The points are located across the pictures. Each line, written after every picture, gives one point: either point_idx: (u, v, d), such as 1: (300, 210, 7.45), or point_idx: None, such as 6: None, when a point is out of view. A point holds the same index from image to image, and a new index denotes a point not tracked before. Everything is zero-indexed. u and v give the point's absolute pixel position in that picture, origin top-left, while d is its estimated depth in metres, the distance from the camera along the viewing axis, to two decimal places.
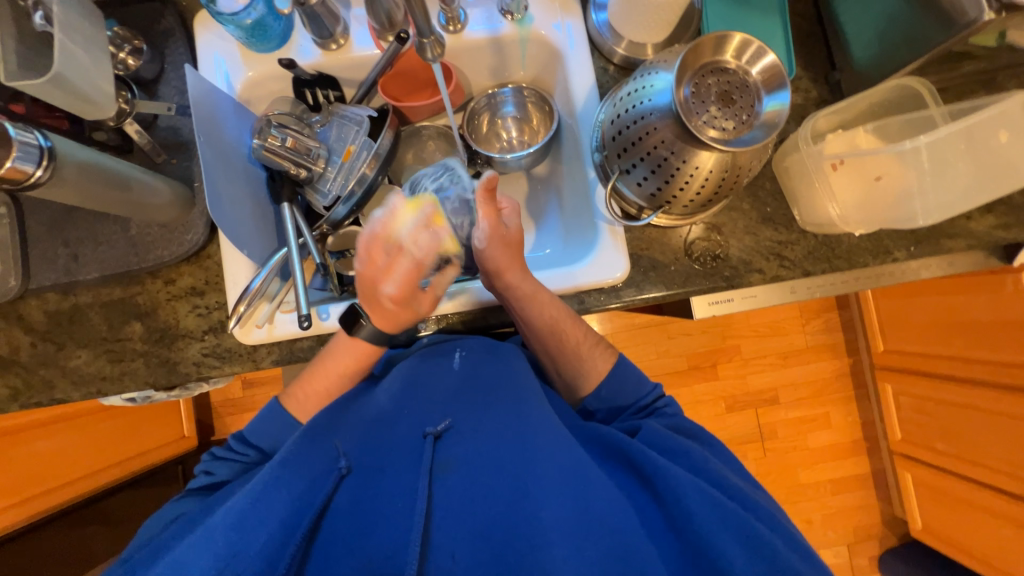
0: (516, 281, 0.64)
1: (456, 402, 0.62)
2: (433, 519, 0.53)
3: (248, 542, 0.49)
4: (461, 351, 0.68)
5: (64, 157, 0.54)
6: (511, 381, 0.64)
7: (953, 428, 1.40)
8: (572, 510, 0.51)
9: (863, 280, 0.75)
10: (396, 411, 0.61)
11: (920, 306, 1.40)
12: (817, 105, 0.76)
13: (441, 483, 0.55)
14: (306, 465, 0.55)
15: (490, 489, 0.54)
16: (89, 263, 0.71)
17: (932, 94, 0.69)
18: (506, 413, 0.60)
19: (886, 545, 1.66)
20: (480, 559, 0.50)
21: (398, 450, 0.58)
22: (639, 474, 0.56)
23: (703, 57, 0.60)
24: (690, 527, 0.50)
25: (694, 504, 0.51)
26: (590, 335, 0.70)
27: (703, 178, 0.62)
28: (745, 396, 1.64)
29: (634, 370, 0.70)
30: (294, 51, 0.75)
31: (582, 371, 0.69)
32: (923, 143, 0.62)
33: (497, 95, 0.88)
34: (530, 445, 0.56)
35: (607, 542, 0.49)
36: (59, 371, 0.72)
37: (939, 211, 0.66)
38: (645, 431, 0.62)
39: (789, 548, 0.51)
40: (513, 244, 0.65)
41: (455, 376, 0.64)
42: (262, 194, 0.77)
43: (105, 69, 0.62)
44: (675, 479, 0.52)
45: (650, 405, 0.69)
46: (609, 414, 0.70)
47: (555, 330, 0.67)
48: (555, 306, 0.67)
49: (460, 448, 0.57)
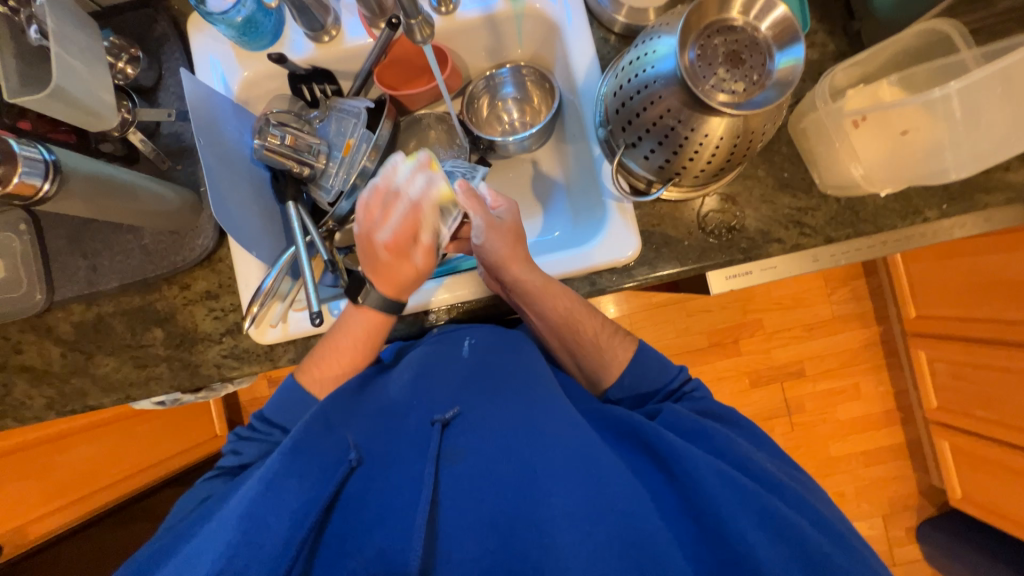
0: (520, 272, 0.64)
1: (466, 391, 0.62)
2: (441, 508, 0.52)
3: (261, 532, 0.48)
4: (471, 338, 0.69)
5: (70, 169, 0.54)
6: (520, 369, 0.65)
7: (992, 393, 1.34)
8: (584, 496, 0.50)
9: (891, 245, 0.71)
10: (408, 401, 0.62)
11: (954, 267, 1.33)
12: (835, 59, 0.71)
13: (450, 472, 0.55)
14: (317, 453, 0.55)
15: (500, 477, 0.53)
16: (108, 273, 0.72)
17: (962, 35, 0.62)
18: (515, 400, 0.60)
19: (924, 516, 1.61)
20: (493, 548, 0.49)
21: (409, 440, 0.58)
22: (656, 457, 0.55)
23: (708, 16, 0.56)
24: (710, 512, 0.49)
25: (712, 488, 0.50)
26: (607, 325, 0.69)
27: (713, 146, 0.59)
28: (770, 371, 1.60)
29: (656, 355, 0.68)
30: (287, 48, 0.74)
31: (602, 362, 0.68)
32: (954, 89, 0.55)
33: (496, 76, 0.85)
34: (540, 432, 0.56)
35: (620, 529, 0.48)
36: (90, 380, 0.74)
37: (974, 163, 0.61)
38: (665, 413, 0.60)
39: (818, 531, 0.49)
40: (512, 232, 0.66)
41: (463, 366, 0.65)
42: (267, 195, 0.77)
43: (104, 80, 0.63)
44: (690, 464, 0.52)
45: (678, 390, 0.66)
46: (634, 402, 0.68)
47: (569, 321, 0.67)
48: (566, 298, 0.66)
49: (469, 436, 0.57)
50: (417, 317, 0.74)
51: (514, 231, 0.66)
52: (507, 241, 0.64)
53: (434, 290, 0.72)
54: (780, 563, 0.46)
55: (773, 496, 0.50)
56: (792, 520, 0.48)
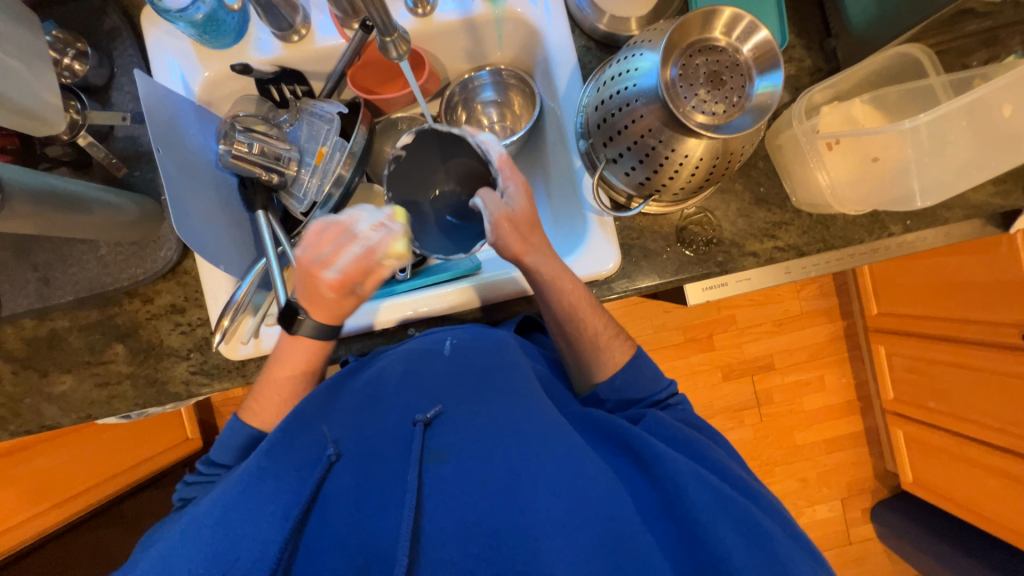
0: (531, 265, 0.63)
1: (448, 388, 0.59)
2: (425, 509, 0.49)
3: (237, 540, 0.47)
4: (453, 338, 0.66)
5: (13, 186, 0.49)
6: (504, 366, 0.62)
7: (944, 386, 1.43)
8: (567, 499, 0.49)
9: (858, 258, 0.73)
10: (389, 397, 0.59)
11: (915, 268, 1.40)
12: (812, 75, 0.72)
13: (432, 472, 0.52)
14: (296, 450, 0.54)
15: (481, 478, 0.51)
16: (61, 286, 0.68)
17: (931, 63, 0.66)
18: (500, 398, 0.58)
19: (878, 497, 1.72)
20: (473, 549, 0.47)
21: (390, 438, 0.55)
22: (637, 459, 0.55)
23: (690, 35, 0.56)
24: (689, 516, 0.49)
25: (692, 491, 0.51)
26: (610, 325, 0.67)
27: (693, 166, 0.59)
28: (741, 364, 1.65)
29: (650, 364, 0.68)
30: (252, 47, 0.70)
31: (598, 358, 0.67)
32: (922, 122, 0.59)
33: (473, 79, 0.83)
34: (524, 432, 0.54)
35: (603, 531, 0.48)
36: (46, 399, 0.70)
37: (938, 187, 0.64)
38: (649, 420, 0.61)
39: (789, 540, 0.51)
40: (528, 222, 0.62)
41: (445, 363, 0.62)
42: (234, 202, 0.74)
43: (48, 81, 0.58)
44: (672, 467, 0.52)
45: (664, 401, 0.67)
46: (619, 404, 0.67)
47: (572, 317, 0.65)
48: (576, 291, 0.65)
49: (450, 435, 0.55)
50: (396, 332, 0.73)
51: (528, 222, 0.62)
52: (518, 237, 0.61)
53: (414, 303, 0.71)
54: (752, 567, 0.47)
55: (751, 504, 0.52)
56: (763, 527, 0.50)
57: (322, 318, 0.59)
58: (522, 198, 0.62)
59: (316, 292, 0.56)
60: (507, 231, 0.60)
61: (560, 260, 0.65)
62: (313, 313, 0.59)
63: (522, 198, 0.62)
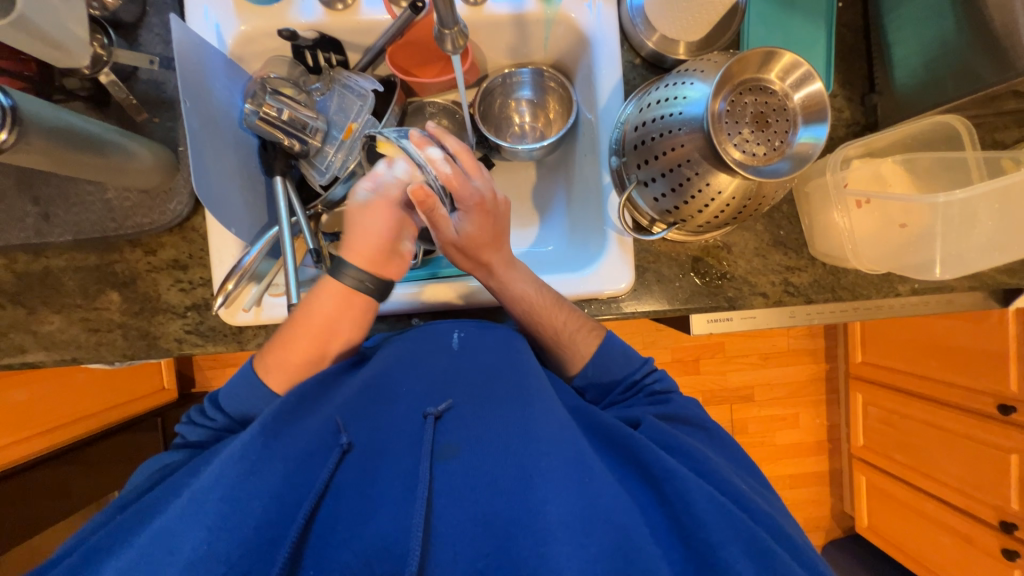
0: (483, 276, 0.64)
1: (458, 381, 0.57)
2: (436, 506, 0.48)
3: (241, 517, 0.45)
4: (461, 332, 0.63)
5: (30, 118, 0.46)
6: (515, 365, 0.59)
7: (912, 440, 1.48)
8: (578, 503, 0.48)
9: (862, 312, 0.75)
10: (394, 385, 0.56)
11: (904, 324, 1.43)
12: (848, 127, 0.73)
13: (444, 469, 0.50)
14: (300, 436, 0.50)
15: (491, 480, 0.49)
16: (61, 225, 0.66)
17: (970, 135, 0.68)
18: (507, 402, 0.55)
19: (831, 537, 1.76)
20: (484, 551, 0.46)
21: (401, 428, 0.53)
22: (645, 474, 0.52)
23: (745, 72, 0.56)
24: (698, 535, 0.47)
25: (704, 513, 0.47)
26: (574, 319, 0.64)
27: (724, 203, 0.59)
28: (721, 392, 1.65)
29: (620, 344, 0.65)
30: (294, 8, 0.67)
31: (568, 354, 0.65)
32: (956, 199, 0.61)
33: (514, 75, 0.81)
34: (535, 439, 0.51)
35: (611, 538, 0.46)
36: (31, 337, 0.68)
37: (957, 258, 0.65)
38: (644, 426, 0.58)
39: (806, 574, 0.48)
40: (476, 245, 0.60)
41: (451, 358, 0.59)
42: (253, 164, 0.72)
43: (80, 12, 0.55)
44: (683, 484, 0.49)
45: (639, 381, 0.65)
46: (598, 393, 0.66)
47: (528, 320, 0.64)
48: (529, 295, 0.63)
49: (461, 432, 0.52)
50: (399, 320, 0.72)
51: (479, 244, 0.60)
52: (467, 257, 0.62)
53: (415, 292, 0.69)
54: None
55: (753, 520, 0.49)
56: (758, 542, 0.47)
57: (369, 271, 0.58)
58: (473, 221, 0.59)
59: (364, 230, 0.58)
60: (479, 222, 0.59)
61: (513, 270, 0.64)
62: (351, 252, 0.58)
63: (473, 221, 0.59)
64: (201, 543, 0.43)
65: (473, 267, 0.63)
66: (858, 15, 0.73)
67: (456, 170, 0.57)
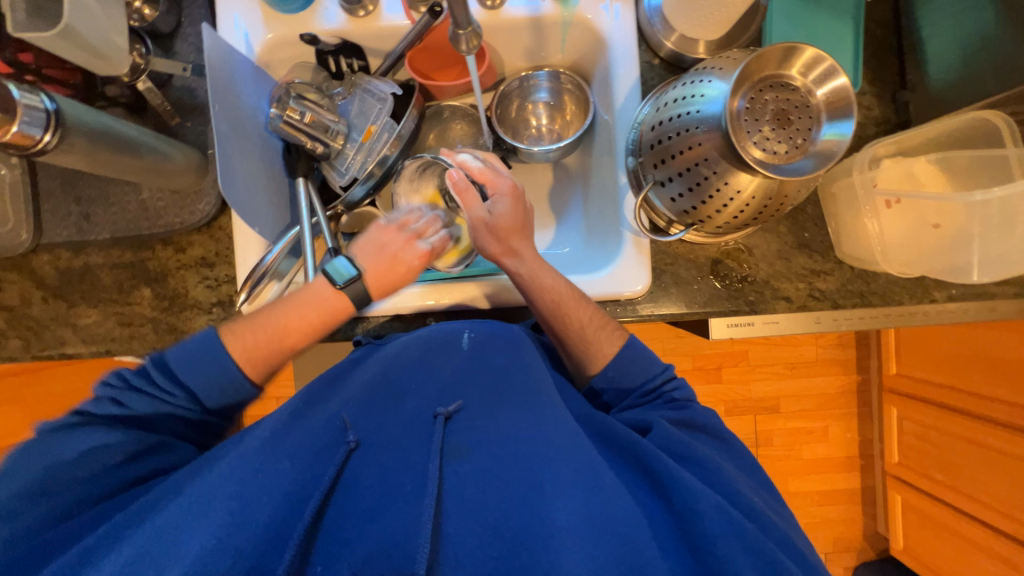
0: (511, 268, 0.64)
1: (468, 383, 0.57)
2: (445, 508, 0.48)
3: (250, 516, 0.45)
4: (471, 331, 0.63)
5: (73, 122, 0.50)
6: (523, 371, 0.59)
7: (952, 458, 1.39)
8: (584, 507, 0.47)
9: (894, 318, 0.70)
10: (404, 384, 0.57)
11: (943, 334, 1.35)
12: (878, 125, 0.70)
13: (453, 470, 0.50)
14: (307, 433, 0.52)
15: (501, 483, 0.49)
16: (100, 223, 0.69)
17: (1010, 131, 0.63)
18: (520, 405, 0.55)
19: (863, 558, 1.67)
20: (492, 555, 0.45)
21: (409, 426, 0.53)
22: (654, 481, 0.51)
23: (765, 69, 0.54)
24: (707, 551, 0.45)
25: (714, 528, 0.46)
26: (598, 318, 0.64)
27: (743, 202, 0.58)
28: (744, 402, 1.59)
29: (642, 350, 0.64)
30: (318, 16, 0.70)
31: (589, 353, 0.63)
32: (995, 197, 0.57)
33: (531, 78, 0.82)
34: (545, 443, 0.51)
35: (617, 552, 0.45)
36: (69, 329, 0.72)
37: (1000, 261, 0.61)
38: (655, 431, 0.56)
39: None
40: (507, 230, 0.64)
41: (463, 358, 0.60)
42: (277, 166, 0.74)
43: (119, 22, 0.58)
44: (691, 496, 0.48)
45: (658, 388, 0.63)
46: (615, 396, 0.64)
47: (554, 315, 0.63)
48: (558, 288, 0.63)
49: (471, 433, 0.53)
50: (415, 320, 0.73)
51: (508, 229, 0.64)
52: (496, 240, 0.64)
53: (433, 294, 0.70)
54: None
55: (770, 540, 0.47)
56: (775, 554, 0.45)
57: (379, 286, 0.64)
58: (507, 205, 0.64)
59: (393, 260, 0.64)
60: (511, 207, 0.64)
61: (540, 261, 0.65)
62: (368, 279, 0.63)
63: (506, 205, 0.64)
64: (209, 540, 0.42)
65: (504, 255, 0.64)
66: (889, 9, 0.70)
67: (488, 166, 0.65)
